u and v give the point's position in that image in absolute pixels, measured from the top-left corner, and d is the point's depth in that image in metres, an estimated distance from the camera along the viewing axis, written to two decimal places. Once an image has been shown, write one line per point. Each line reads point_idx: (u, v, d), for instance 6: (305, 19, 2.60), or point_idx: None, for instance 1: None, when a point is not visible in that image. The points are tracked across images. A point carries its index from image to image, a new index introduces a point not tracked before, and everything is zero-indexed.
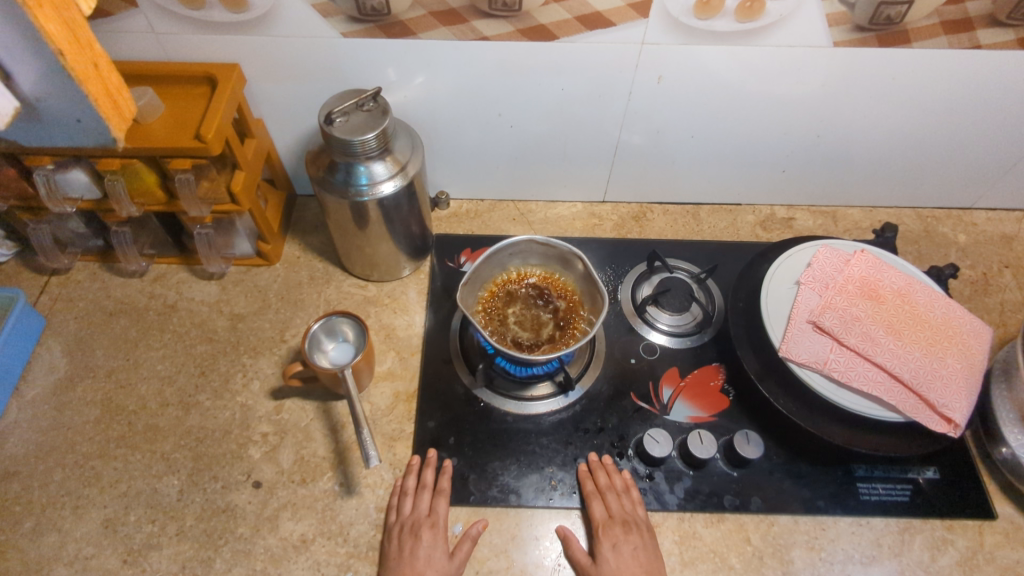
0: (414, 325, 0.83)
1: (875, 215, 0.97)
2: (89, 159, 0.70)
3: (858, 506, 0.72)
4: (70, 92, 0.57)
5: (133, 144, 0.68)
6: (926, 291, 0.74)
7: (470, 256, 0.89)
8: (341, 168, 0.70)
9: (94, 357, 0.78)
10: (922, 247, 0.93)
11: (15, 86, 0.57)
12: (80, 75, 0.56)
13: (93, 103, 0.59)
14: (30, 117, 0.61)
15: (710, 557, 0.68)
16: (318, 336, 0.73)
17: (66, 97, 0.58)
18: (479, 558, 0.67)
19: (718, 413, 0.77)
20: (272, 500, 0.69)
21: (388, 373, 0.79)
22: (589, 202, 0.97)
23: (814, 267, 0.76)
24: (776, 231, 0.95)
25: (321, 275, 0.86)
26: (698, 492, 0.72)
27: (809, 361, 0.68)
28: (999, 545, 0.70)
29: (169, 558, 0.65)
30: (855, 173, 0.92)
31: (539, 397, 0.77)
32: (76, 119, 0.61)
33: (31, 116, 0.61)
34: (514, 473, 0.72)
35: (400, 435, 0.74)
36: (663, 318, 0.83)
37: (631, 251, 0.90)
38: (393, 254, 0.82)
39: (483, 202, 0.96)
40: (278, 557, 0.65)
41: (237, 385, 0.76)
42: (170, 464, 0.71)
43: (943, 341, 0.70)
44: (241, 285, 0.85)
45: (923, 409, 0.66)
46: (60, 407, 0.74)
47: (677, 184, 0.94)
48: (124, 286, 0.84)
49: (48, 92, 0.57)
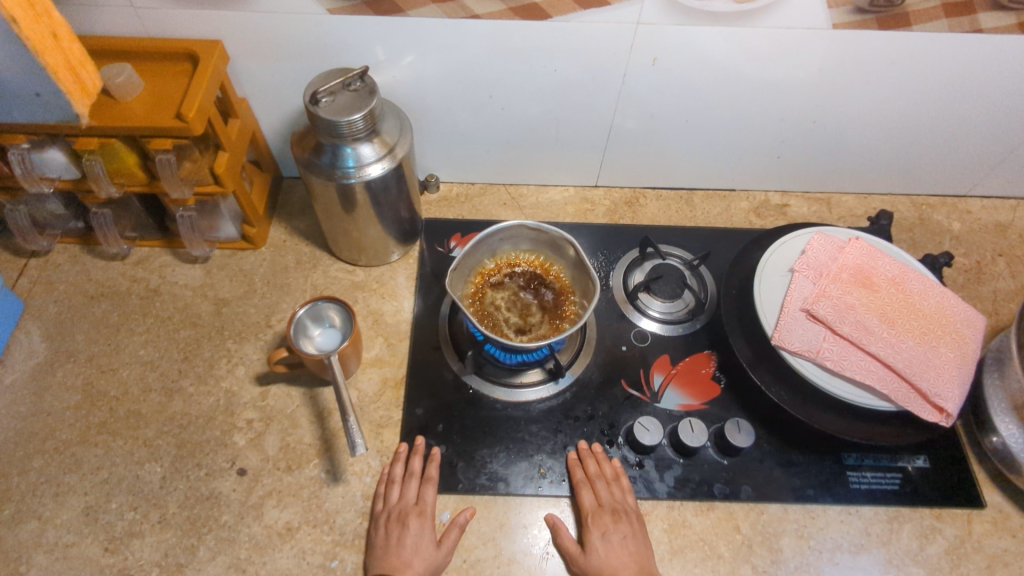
0: (403, 311, 0.81)
1: (870, 202, 0.96)
2: (66, 137, 0.68)
3: (847, 495, 0.72)
4: (27, 63, 0.58)
5: (109, 122, 0.65)
6: (920, 280, 0.73)
7: (459, 240, 0.88)
8: (327, 150, 0.68)
9: (74, 342, 0.76)
10: (916, 235, 0.92)
11: None
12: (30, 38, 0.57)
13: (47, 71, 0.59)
14: None
15: (700, 546, 0.68)
16: (304, 322, 0.72)
17: (21, 68, 0.59)
18: (467, 546, 0.66)
19: (708, 401, 0.76)
20: (257, 487, 0.68)
21: (376, 360, 0.78)
22: (583, 186, 0.95)
23: (808, 255, 0.75)
24: (770, 218, 0.94)
25: (308, 260, 0.85)
26: (689, 481, 0.72)
27: (802, 350, 0.68)
28: (987, 534, 0.70)
29: (152, 545, 0.64)
30: (851, 159, 0.90)
31: (529, 385, 0.76)
32: (35, 93, 0.61)
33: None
34: (504, 461, 0.71)
35: (388, 422, 0.73)
36: (656, 305, 0.83)
37: (623, 236, 0.89)
38: (381, 238, 0.80)
39: (474, 185, 0.94)
40: (262, 546, 0.65)
41: (221, 370, 0.75)
42: (153, 451, 0.69)
43: (937, 330, 0.70)
44: (226, 269, 0.83)
45: (916, 398, 0.66)
46: (39, 393, 0.72)
47: (671, 169, 0.92)
48: (106, 269, 0.82)
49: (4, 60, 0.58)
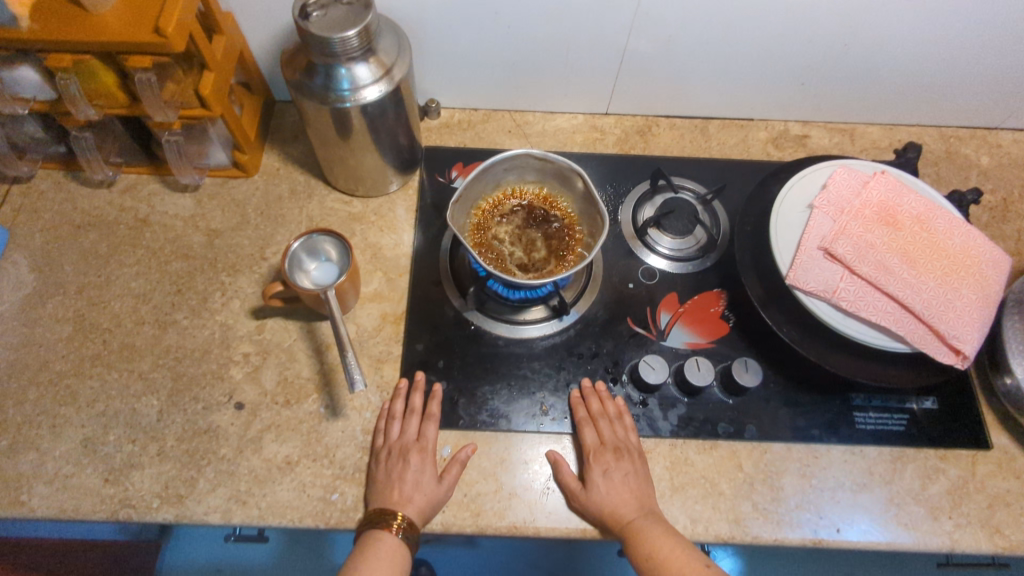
0: (402, 244, 0.78)
1: (896, 133, 0.91)
2: (37, 54, 0.63)
3: (853, 436, 0.71)
4: None
5: (83, 36, 0.60)
6: (946, 218, 0.69)
7: (461, 171, 0.84)
8: (320, 70, 0.63)
9: (63, 273, 0.74)
10: (942, 169, 0.87)
11: None
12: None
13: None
14: None
15: (701, 483, 0.68)
16: (299, 255, 0.69)
17: None
18: (468, 481, 0.66)
19: (716, 340, 0.74)
20: (255, 421, 0.67)
21: (375, 294, 0.75)
22: (592, 113, 0.90)
23: (830, 190, 0.71)
24: (789, 149, 0.89)
25: (303, 189, 0.81)
26: (693, 419, 0.71)
27: (817, 290, 0.65)
28: (991, 475, 0.70)
29: (151, 477, 0.64)
30: (879, 86, 0.85)
31: (532, 322, 0.74)
32: None
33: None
34: (505, 398, 0.70)
35: (387, 358, 0.72)
36: (665, 241, 0.79)
37: (634, 168, 0.85)
38: (379, 167, 0.76)
39: (477, 111, 0.89)
40: (262, 478, 0.64)
41: (215, 304, 0.73)
42: (149, 384, 0.68)
43: (961, 271, 0.66)
44: (217, 198, 0.79)
45: (932, 341, 0.64)
46: (30, 324, 0.71)
47: (686, 95, 0.87)
48: (91, 198, 0.78)
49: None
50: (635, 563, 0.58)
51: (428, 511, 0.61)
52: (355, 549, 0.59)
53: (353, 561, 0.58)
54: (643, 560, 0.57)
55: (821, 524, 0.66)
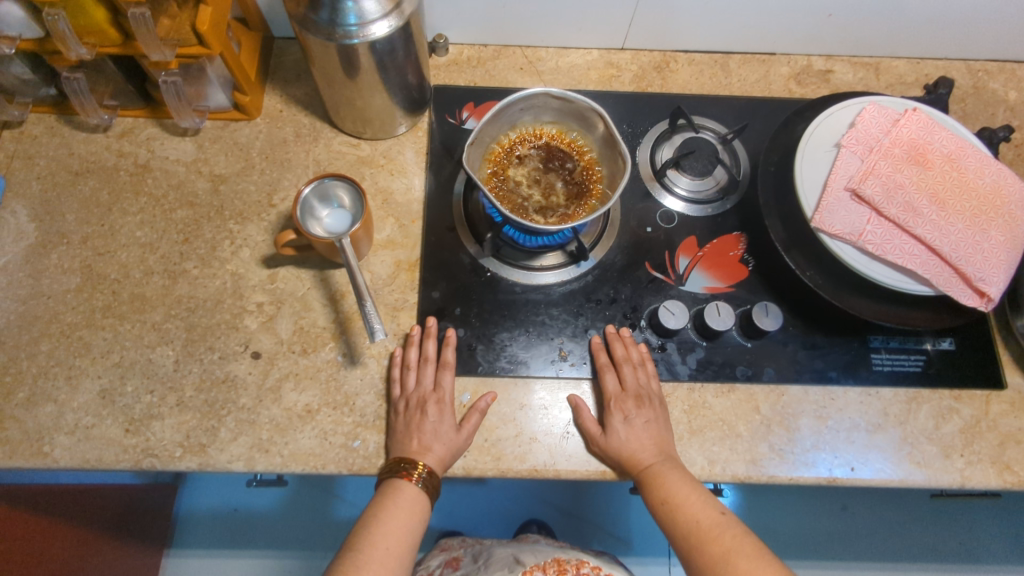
0: (414, 189, 0.76)
1: (923, 68, 0.87)
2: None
3: (870, 377, 0.71)
4: None
5: None
6: (976, 156, 0.67)
7: (472, 111, 0.80)
8: (325, 4, 0.59)
9: (65, 222, 0.71)
10: (968, 105, 0.84)
11: None
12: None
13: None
14: None
15: (719, 426, 0.68)
16: (311, 202, 0.66)
17: None
18: (489, 427, 0.66)
19: (735, 284, 0.74)
20: (273, 370, 0.67)
21: (389, 241, 0.73)
22: (607, 49, 0.86)
23: (858, 128, 0.68)
24: (812, 86, 0.85)
25: (308, 132, 0.78)
26: (711, 363, 0.71)
27: (844, 232, 0.64)
28: (1004, 413, 0.70)
29: (172, 427, 0.64)
30: (909, 17, 0.80)
31: (548, 268, 0.73)
32: None
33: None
34: (523, 344, 0.70)
35: (403, 305, 0.71)
36: (682, 182, 0.77)
37: (652, 106, 0.82)
38: (388, 107, 0.73)
39: (487, 47, 0.85)
40: (283, 427, 0.64)
41: (225, 253, 0.71)
42: (162, 335, 0.67)
43: (990, 211, 0.65)
44: (220, 142, 0.76)
45: (957, 283, 0.63)
46: (36, 275, 0.69)
47: (707, 28, 0.82)
48: (88, 143, 0.75)
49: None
50: (650, 505, 0.60)
51: (447, 459, 0.62)
52: (376, 495, 0.60)
53: (374, 507, 0.59)
54: (659, 503, 0.59)
55: (836, 463, 0.67)
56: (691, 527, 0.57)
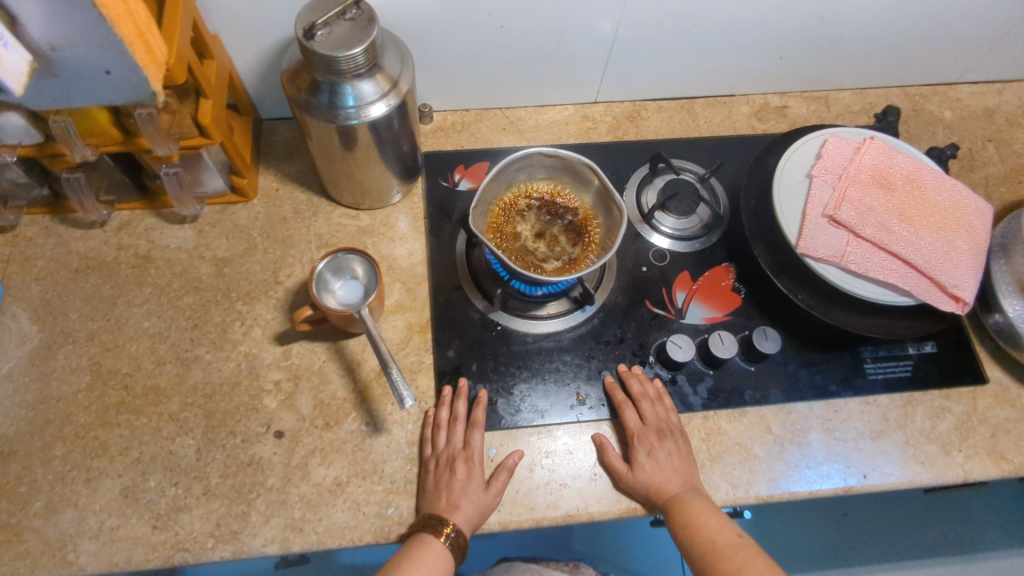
0: (416, 253, 0.78)
1: (866, 97, 0.95)
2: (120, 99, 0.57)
3: (866, 386, 0.76)
4: (100, 36, 0.50)
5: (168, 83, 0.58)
6: (933, 175, 0.74)
7: (463, 173, 0.84)
8: (325, 88, 0.62)
9: (69, 321, 0.70)
10: (911, 126, 0.92)
11: (27, 35, 0.49)
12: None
13: (104, 16, 0.48)
14: (45, 75, 0.53)
15: (736, 450, 0.71)
16: (325, 276, 0.68)
17: (92, 44, 0.51)
18: (519, 478, 0.67)
19: (731, 312, 0.78)
20: (298, 447, 0.66)
21: (398, 306, 0.75)
22: (581, 104, 0.91)
23: (826, 159, 0.74)
24: (771, 121, 0.92)
25: (306, 208, 0.79)
26: (720, 391, 0.74)
27: (828, 256, 0.69)
28: (991, 406, 0.75)
29: (201, 518, 0.62)
30: (850, 54, 0.89)
31: (555, 315, 0.75)
32: (103, 70, 0.53)
33: (47, 73, 0.53)
34: (541, 393, 0.71)
35: (420, 367, 0.72)
36: (668, 221, 0.82)
37: (631, 153, 0.87)
38: (385, 178, 0.75)
39: (469, 111, 0.89)
40: (315, 503, 0.64)
41: (237, 334, 0.71)
42: (181, 425, 0.66)
43: (952, 224, 0.71)
44: (219, 226, 0.77)
45: (935, 291, 0.68)
46: (43, 379, 0.68)
47: (671, 78, 0.89)
48: (85, 239, 0.75)
49: (69, 33, 0.49)
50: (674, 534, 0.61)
51: (476, 518, 0.62)
52: (403, 548, 0.60)
53: (399, 557, 0.59)
54: (680, 527, 0.60)
55: (849, 472, 0.71)
56: (709, 547, 0.59)
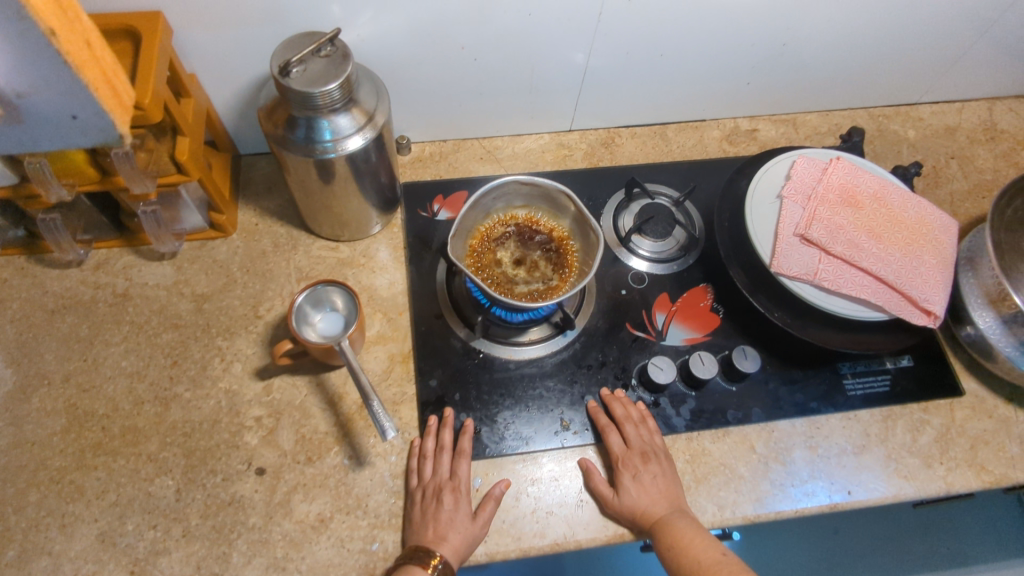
0: (396, 283, 0.78)
1: (832, 118, 0.98)
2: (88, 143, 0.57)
3: (846, 402, 0.77)
4: (65, 84, 0.50)
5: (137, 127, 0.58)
6: (898, 193, 0.76)
7: (442, 203, 0.84)
8: (301, 123, 0.63)
9: (44, 363, 0.69)
10: (877, 146, 0.95)
11: None
12: (49, 25, 0.46)
13: (67, 63, 0.48)
14: (10, 120, 0.52)
15: (721, 470, 0.71)
16: (304, 308, 0.68)
17: (57, 92, 0.50)
18: (506, 508, 0.67)
19: (711, 332, 0.79)
20: (280, 484, 0.66)
21: (379, 337, 0.75)
22: (557, 132, 0.93)
23: (795, 180, 0.76)
24: (742, 144, 0.95)
25: (286, 241, 0.80)
26: (703, 412, 0.74)
27: (801, 274, 0.70)
28: (968, 418, 0.77)
29: (180, 561, 0.61)
30: (814, 79, 0.92)
31: (537, 341, 0.76)
32: (70, 115, 0.53)
33: (13, 117, 0.52)
34: (525, 420, 0.71)
35: (403, 398, 0.72)
36: (646, 244, 0.83)
37: (607, 179, 0.88)
38: (364, 210, 0.76)
39: (447, 142, 0.90)
40: (298, 541, 0.63)
41: (216, 370, 0.71)
42: (160, 465, 0.65)
43: (919, 239, 0.73)
44: (198, 262, 0.77)
45: (906, 305, 0.70)
46: (17, 423, 0.66)
47: (643, 105, 0.91)
48: (62, 279, 0.74)
49: (34, 81, 0.49)
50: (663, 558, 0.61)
51: (463, 550, 0.61)
52: None
53: None
54: (668, 549, 0.60)
55: (834, 489, 0.71)
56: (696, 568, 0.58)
